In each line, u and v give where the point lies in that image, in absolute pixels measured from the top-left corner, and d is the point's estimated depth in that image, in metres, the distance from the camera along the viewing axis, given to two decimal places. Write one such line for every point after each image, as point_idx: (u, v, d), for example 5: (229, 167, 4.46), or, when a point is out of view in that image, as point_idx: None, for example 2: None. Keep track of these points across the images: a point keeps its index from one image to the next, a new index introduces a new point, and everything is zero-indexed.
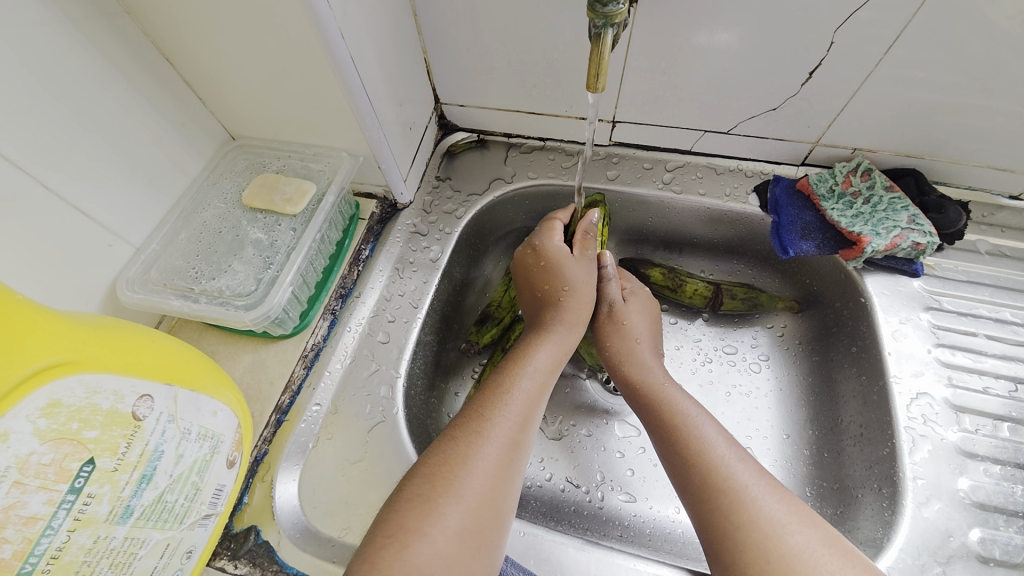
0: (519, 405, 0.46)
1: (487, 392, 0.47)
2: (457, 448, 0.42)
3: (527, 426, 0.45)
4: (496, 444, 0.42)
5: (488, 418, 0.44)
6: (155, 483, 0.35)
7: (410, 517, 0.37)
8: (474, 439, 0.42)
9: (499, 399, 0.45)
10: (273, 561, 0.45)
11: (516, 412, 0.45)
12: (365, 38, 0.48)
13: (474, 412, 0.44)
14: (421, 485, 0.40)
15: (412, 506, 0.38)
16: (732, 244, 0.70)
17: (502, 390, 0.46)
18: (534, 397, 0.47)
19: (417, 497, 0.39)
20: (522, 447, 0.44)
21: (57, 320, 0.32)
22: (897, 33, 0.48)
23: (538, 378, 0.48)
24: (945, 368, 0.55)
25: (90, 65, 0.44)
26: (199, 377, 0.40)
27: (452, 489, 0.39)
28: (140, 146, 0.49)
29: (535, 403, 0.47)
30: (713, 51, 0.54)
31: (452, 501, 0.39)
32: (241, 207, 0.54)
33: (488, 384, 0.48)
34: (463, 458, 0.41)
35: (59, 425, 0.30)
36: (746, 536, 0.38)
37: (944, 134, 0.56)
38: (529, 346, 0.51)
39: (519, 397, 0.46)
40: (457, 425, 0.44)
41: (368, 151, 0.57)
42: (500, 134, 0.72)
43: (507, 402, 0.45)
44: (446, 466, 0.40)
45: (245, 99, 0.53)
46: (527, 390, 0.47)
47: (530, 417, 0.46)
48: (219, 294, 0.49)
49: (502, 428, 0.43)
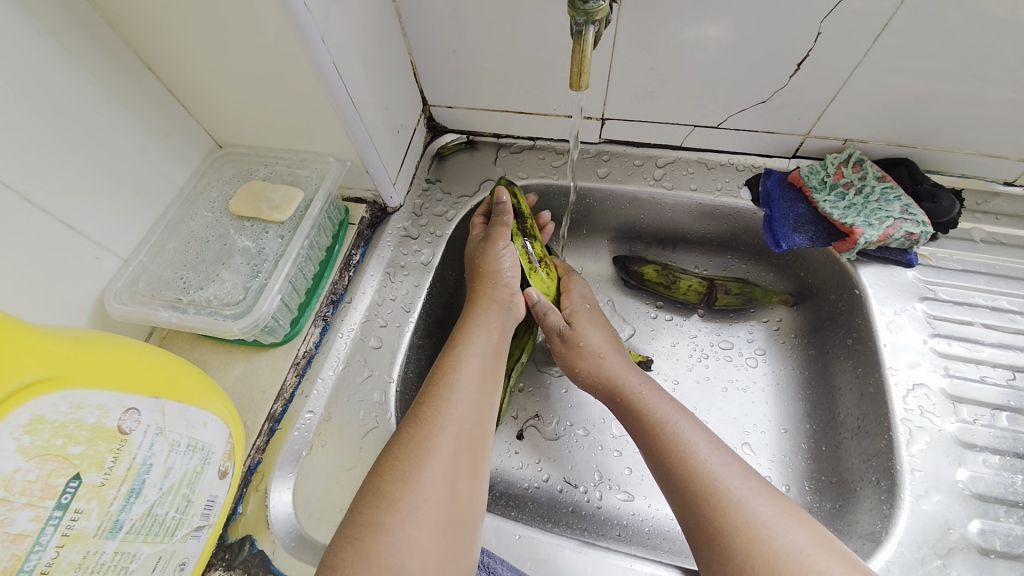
0: (469, 389, 0.47)
1: (435, 378, 0.48)
2: (413, 439, 0.43)
3: (486, 417, 0.47)
4: (450, 434, 0.44)
5: (442, 408, 0.45)
6: (144, 496, 0.35)
7: (369, 513, 0.39)
8: (428, 429, 0.44)
9: (448, 388, 0.47)
10: (268, 571, 0.45)
11: (465, 400, 0.47)
12: (348, 42, 0.48)
13: (424, 403, 0.46)
14: (378, 479, 0.41)
15: (370, 501, 0.40)
16: (725, 239, 0.70)
17: (451, 377, 0.48)
18: (481, 380, 0.49)
19: (374, 493, 0.40)
20: (478, 433, 0.46)
21: (39, 335, 0.32)
22: (885, 21, 0.47)
23: (478, 365, 0.50)
24: (941, 358, 0.54)
25: (72, 78, 0.44)
26: (188, 388, 0.40)
27: (409, 482, 0.41)
28: (124, 157, 0.49)
29: (496, 392, 0.49)
30: (700, 45, 0.53)
31: (409, 492, 0.40)
32: (229, 216, 0.54)
33: (435, 372, 0.49)
34: (417, 450, 0.42)
35: (43, 442, 0.30)
36: (729, 541, 0.38)
37: (936, 122, 0.56)
38: (488, 334, 0.53)
39: (467, 382, 0.48)
40: (411, 415, 0.45)
41: (354, 156, 0.57)
42: (490, 135, 0.72)
43: (458, 389, 0.47)
44: (401, 457, 0.42)
45: (229, 107, 0.53)
46: (472, 375, 0.49)
47: (481, 402, 0.48)
48: (208, 304, 0.48)
49: (454, 415, 0.45)
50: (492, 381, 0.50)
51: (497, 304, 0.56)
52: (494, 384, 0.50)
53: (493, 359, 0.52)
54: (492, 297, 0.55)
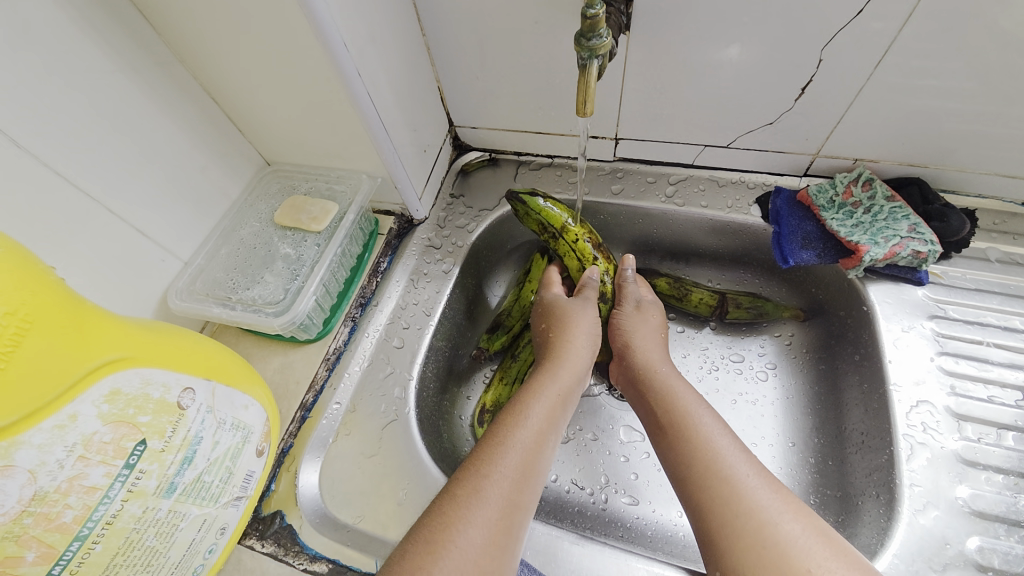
0: (524, 450, 0.46)
1: (491, 436, 0.48)
2: (466, 489, 0.42)
3: (537, 459, 0.47)
4: (500, 489, 0.43)
5: (494, 461, 0.45)
6: (194, 464, 0.41)
7: (415, 559, 0.37)
8: (480, 482, 0.43)
9: (502, 443, 0.47)
10: (295, 542, 0.50)
11: (518, 457, 0.46)
12: (381, 74, 0.54)
13: (478, 456, 0.46)
14: (424, 524, 0.40)
15: (415, 547, 0.38)
16: (737, 254, 0.72)
17: (513, 423, 0.49)
18: (536, 443, 0.48)
19: (421, 539, 0.39)
20: (526, 496, 0.44)
21: (120, 323, 0.38)
22: (888, 43, 0.49)
23: (542, 415, 0.50)
24: (948, 376, 0.54)
25: (150, 105, 0.52)
26: (233, 374, 0.46)
27: (453, 531, 0.39)
28: (189, 173, 0.57)
29: (546, 440, 0.49)
30: (704, 70, 0.57)
31: (452, 544, 0.38)
32: (274, 225, 0.61)
33: (495, 428, 0.49)
34: (468, 500, 0.41)
35: (118, 410, 0.36)
36: (744, 524, 0.40)
37: (945, 142, 0.57)
38: (546, 386, 0.53)
39: (521, 442, 0.47)
40: (463, 468, 0.45)
41: (385, 173, 0.63)
42: (511, 153, 0.77)
43: (512, 443, 0.47)
44: (451, 506, 0.41)
45: (277, 130, 0.60)
46: (535, 424, 0.49)
47: (534, 467, 0.46)
48: (253, 303, 0.55)
49: (506, 471, 0.44)
50: (547, 445, 0.49)
51: (559, 360, 0.56)
52: (550, 449, 0.49)
53: (554, 424, 0.51)
54: (569, 358, 0.57)
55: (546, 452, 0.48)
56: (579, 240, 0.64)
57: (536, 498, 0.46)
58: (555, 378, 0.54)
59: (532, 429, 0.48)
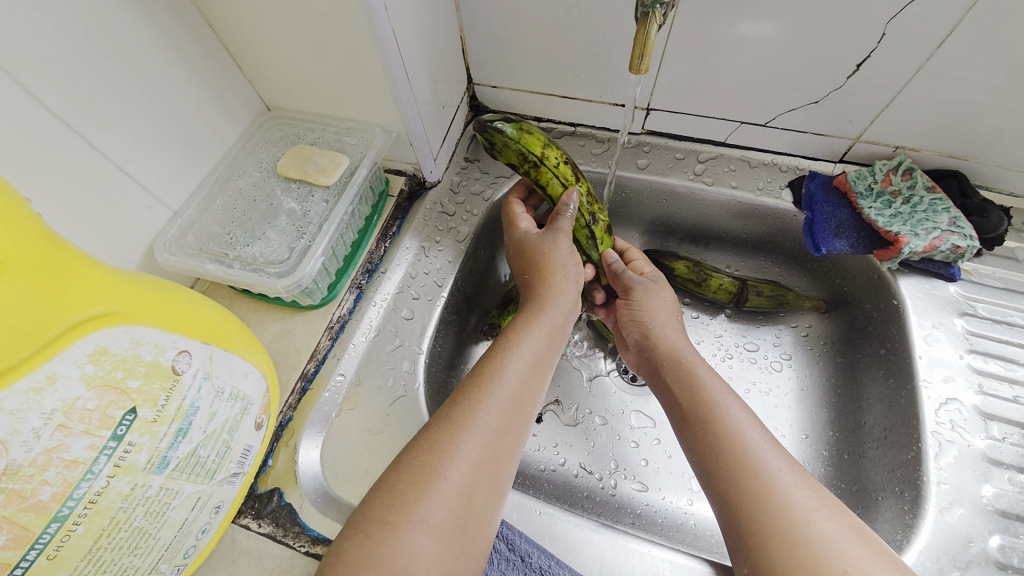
0: (505, 394, 0.44)
1: (471, 379, 0.45)
2: (435, 436, 0.40)
3: (518, 416, 0.44)
4: (476, 435, 0.40)
5: (472, 407, 0.42)
6: (189, 437, 0.36)
7: (378, 507, 0.37)
8: (453, 429, 0.40)
9: (481, 387, 0.44)
10: (294, 523, 0.46)
11: (495, 417, 0.42)
12: (407, 13, 0.48)
13: (456, 401, 0.43)
14: (393, 473, 0.39)
15: (381, 496, 0.37)
16: (760, 240, 0.69)
17: (492, 380, 0.44)
18: (520, 384, 0.45)
19: (386, 485, 0.38)
20: (508, 439, 0.42)
21: (107, 272, 0.33)
22: (948, 29, 0.46)
23: (521, 370, 0.46)
24: (976, 375, 0.53)
25: (139, 27, 0.45)
26: (232, 339, 0.41)
27: (424, 479, 0.38)
28: (181, 112, 0.50)
29: (525, 393, 0.45)
30: (756, 39, 0.52)
31: (421, 491, 0.37)
32: (276, 177, 0.55)
33: (476, 371, 0.46)
34: (438, 449, 0.39)
35: (104, 373, 0.31)
36: (774, 521, 0.37)
37: (991, 135, 0.54)
38: (529, 331, 0.49)
39: (503, 385, 0.44)
40: (438, 412, 0.42)
41: (400, 127, 0.57)
42: (531, 118, 0.72)
43: (491, 388, 0.44)
44: (419, 454, 0.39)
45: (281, 68, 0.53)
46: (514, 378, 0.45)
47: (517, 409, 0.44)
48: (253, 261, 0.50)
49: (484, 417, 0.42)
50: (529, 396, 0.45)
51: (543, 305, 0.52)
52: (536, 389, 0.46)
53: (540, 365, 0.48)
54: (553, 299, 0.52)
55: (532, 393, 0.46)
56: (559, 162, 0.57)
57: (525, 440, 0.44)
58: (540, 315, 0.51)
59: (511, 385, 0.44)
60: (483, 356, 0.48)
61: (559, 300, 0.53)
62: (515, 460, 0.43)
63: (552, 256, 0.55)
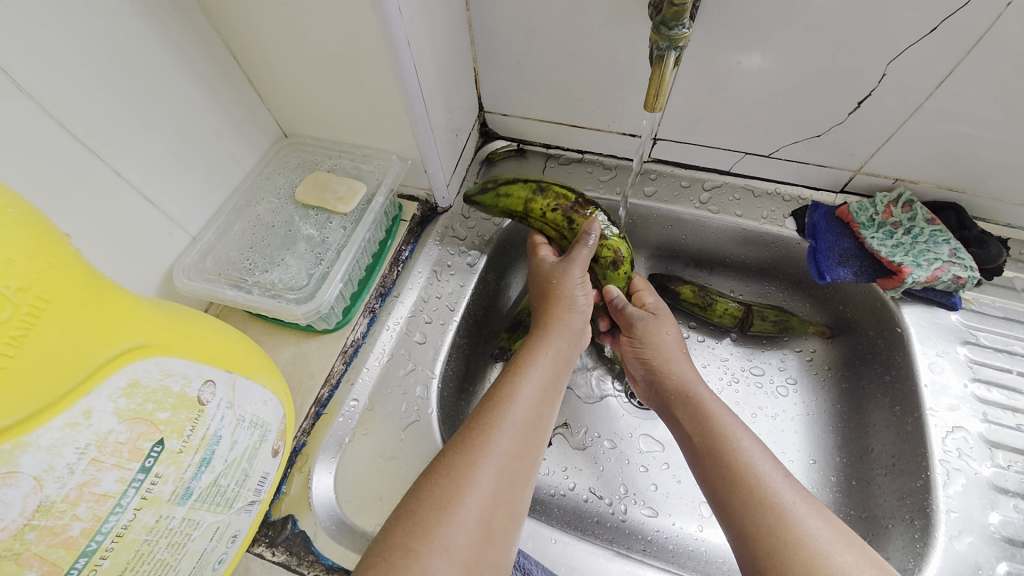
0: (520, 420, 0.44)
1: (485, 404, 0.46)
2: (452, 463, 0.40)
3: (531, 443, 0.44)
4: (492, 461, 0.41)
5: (488, 433, 0.42)
6: (212, 467, 0.36)
7: (399, 533, 0.37)
8: (470, 456, 0.41)
9: (495, 412, 0.44)
10: (309, 552, 0.46)
11: (511, 445, 0.43)
12: (427, 48, 0.50)
13: (472, 427, 0.43)
14: (412, 499, 0.39)
15: (402, 523, 0.37)
16: (764, 266, 0.71)
17: (508, 407, 0.45)
18: (533, 411, 0.46)
19: (406, 511, 0.38)
20: (522, 465, 0.43)
21: (139, 305, 0.34)
22: (949, 69, 0.49)
23: (534, 398, 0.47)
24: (980, 403, 0.55)
25: (168, 59, 0.46)
26: (253, 366, 0.41)
27: (444, 505, 0.38)
28: (203, 139, 0.51)
29: (538, 421, 0.46)
30: (761, 75, 0.55)
31: (440, 517, 0.37)
32: (294, 203, 0.56)
33: (490, 396, 0.46)
34: (456, 475, 0.40)
35: (136, 406, 0.31)
36: (793, 553, 0.38)
37: (986, 169, 0.57)
38: (540, 359, 0.50)
39: (517, 411, 0.45)
40: (455, 438, 0.43)
41: (417, 155, 0.58)
42: (540, 145, 0.74)
43: (507, 414, 0.44)
44: (438, 480, 0.40)
45: (302, 98, 0.55)
46: (528, 405, 0.46)
47: (529, 436, 0.44)
48: (272, 287, 0.50)
49: (501, 445, 0.42)
50: (541, 424, 0.46)
51: (550, 332, 0.53)
52: (547, 417, 0.47)
53: (552, 393, 0.49)
54: (562, 326, 0.54)
55: (544, 421, 0.46)
56: (548, 210, 0.59)
57: (538, 468, 0.45)
58: (547, 342, 0.52)
59: (525, 413, 0.45)
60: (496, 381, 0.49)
61: (568, 330, 0.54)
62: (528, 489, 0.43)
63: (561, 284, 0.55)
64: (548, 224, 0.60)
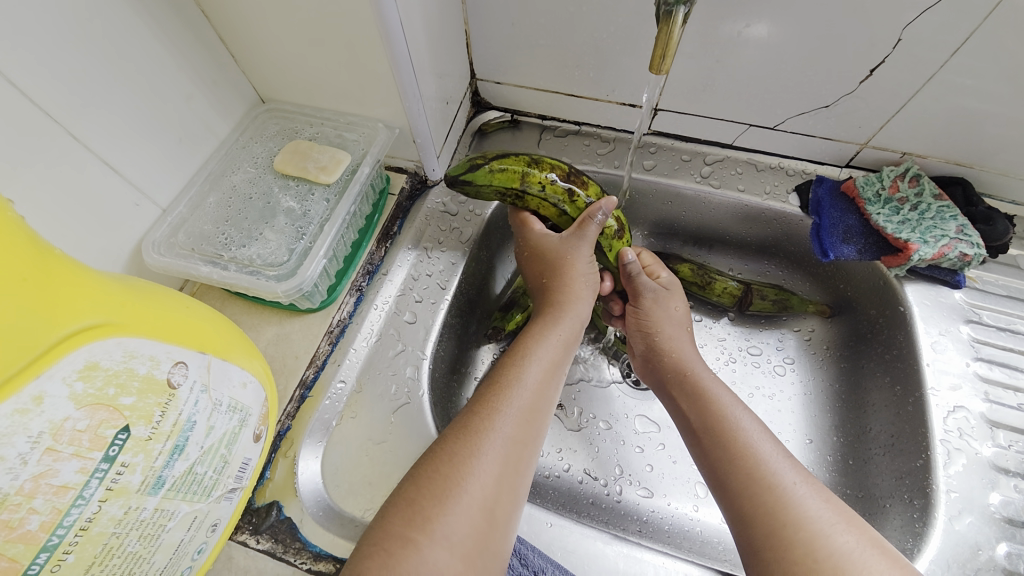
0: (522, 403, 0.42)
1: (488, 388, 0.43)
2: (454, 450, 0.38)
3: (532, 427, 0.42)
4: (495, 445, 0.39)
5: (490, 417, 0.40)
6: (186, 454, 0.34)
7: (398, 522, 0.35)
8: (471, 441, 0.39)
9: (498, 397, 0.42)
10: (295, 538, 0.44)
11: (511, 427, 0.40)
12: (415, 5, 0.46)
13: (473, 410, 0.41)
14: (411, 487, 0.37)
15: (400, 511, 0.35)
16: (765, 243, 0.69)
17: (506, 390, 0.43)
18: (537, 395, 0.44)
19: (405, 499, 0.36)
20: (524, 449, 0.41)
21: (96, 281, 0.31)
22: (964, 39, 0.46)
23: (534, 378, 0.44)
24: (983, 383, 0.54)
25: (126, 11, 0.41)
26: (230, 346, 0.39)
27: (444, 494, 0.36)
28: (171, 103, 0.47)
29: (540, 402, 0.44)
30: (771, 42, 0.51)
31: (441, 506, 0.35)
32: (273, 173, 0.52)
33: (492, 379, 0.44)
34: (457, 461, 0.38)
35: (96, 390, 0.28)
36: (794, 534, 0.37)
37: (997, 143, 0.54)
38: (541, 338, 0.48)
39: (520, 395, 0.43)
40: (454, 423, 0.41)
41: (405, 123, 0.55)
42: (534, 115, 0.70)
43: (510, 396, 0.42)
44: (438, 467, 0.37)
45: (278, 59, 0.50)
46: (529, 386, 0.44)
47: (532, 418, 0.42)
48: (250, 263, 0.47)
49: (502, 427, 0.40)
50: (545, 404, 0.44)
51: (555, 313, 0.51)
52: (552, 398, 0.45)
53: (554, 373, 0.47)
54: (569, 306, 0.51)
55: (548, 403, 0.44)
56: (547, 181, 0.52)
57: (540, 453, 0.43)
58: (554, 325, 0.50)
59: (526, 394, 0.43)
60: (499, 364, 0.46)
61: (575, 309, 0.51)
62: (529, 473, 0.41)
63: (574, 262, 0.52)
64: (548, 199, 0.53)
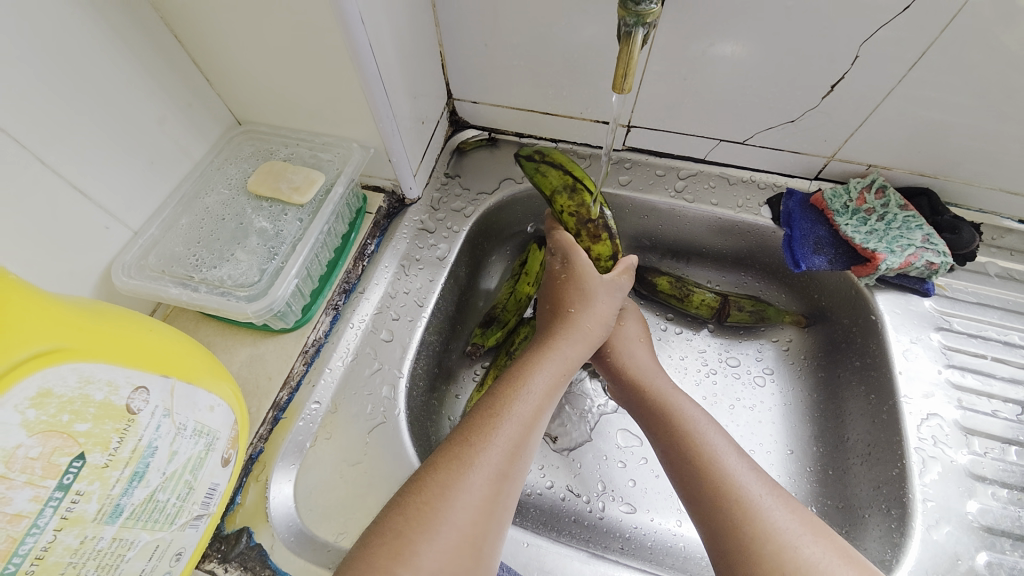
0: (513, 433, 0.42)
1: (478, 417, 0.43)
2: (441, 480, 0.38)
3: (519, 457, 0.42)
4: (483, 477, 0.38)
5: (478, 446, 0.40)
6: (146, 481, 0.34)
7: (381, 557, 0.33)
8: (458, 469, 0.38)
9: (490, 424, 0.42)
10: (265, 565, 0.43)
11: (501, 454, 0.40)
12: (386, 29, 0.47)
13: (464, 439, 0.41)
14: (398, 519, 0.36)
15: (385, 545, 0.34)
16: (740, 255, 0.70)
17: (491, 421, 0.42)
18: (529, 423, 0.43)
19: (390, 531, 0.35)
20: (512, 480, 0.40)
21: (54, 304, 0.30)
22: (919, 53, 0.48)
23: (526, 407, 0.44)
24: (955, 390, 0.55)
25: (98, 37, 0.42)
26: (196, 369, 0.38)
27: (429, 526, 0.35)
28: (145, 126, 0.48)
29: (529, 432, 0.43)
30: (734, 62, 0.53)
31: (427, 539, 0.35)
32: (246, 194, 0.53)
33: (482, 408, 0.44)
34: (445, 490, 0.37)
35: (49, 417, 0.28)
36: (762, 548, 0.36)
37: (958, 155, 0.56)
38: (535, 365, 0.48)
39: (512, 423, 0.42)
40: (444, 451, 0.40)
41: (378, 143, 0.55)
42: (511, 134, 0.71)
43: (500, 426, 0.42)
44: (425, 499, 0.37)
45: (253, 82, 0.51)
46: (523, 416, 0.43)
47: (523, 450, 0.42)
48: (220, 284, 0.47)
49: (489, 457, 0.40)
50: (535, 431, 0.44)
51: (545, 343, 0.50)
52: (542, 428, 0.45)
53: (545, 403, 0.46)
54: (580, 333, 0.51)
55: (538, 432, 0.44)
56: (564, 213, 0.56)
57: (523, 484, 0.42)
58: (551, 349, 0.50)
59: (519, 420, 0.43)
60: (489, 390, 0.46)
61: (591, 338, 0.52)
62: (514, 502, 0.40)
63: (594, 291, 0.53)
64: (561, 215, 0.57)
